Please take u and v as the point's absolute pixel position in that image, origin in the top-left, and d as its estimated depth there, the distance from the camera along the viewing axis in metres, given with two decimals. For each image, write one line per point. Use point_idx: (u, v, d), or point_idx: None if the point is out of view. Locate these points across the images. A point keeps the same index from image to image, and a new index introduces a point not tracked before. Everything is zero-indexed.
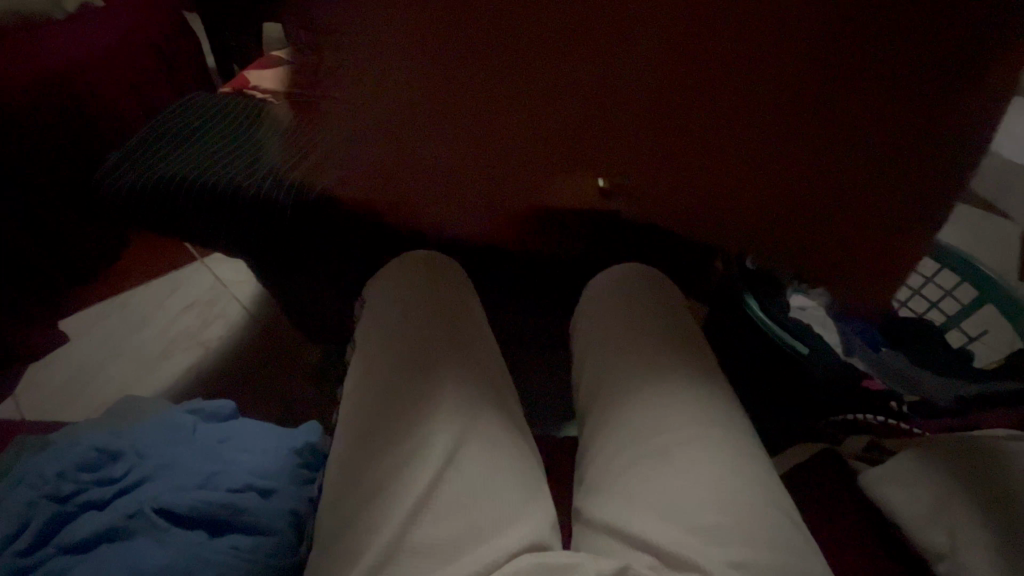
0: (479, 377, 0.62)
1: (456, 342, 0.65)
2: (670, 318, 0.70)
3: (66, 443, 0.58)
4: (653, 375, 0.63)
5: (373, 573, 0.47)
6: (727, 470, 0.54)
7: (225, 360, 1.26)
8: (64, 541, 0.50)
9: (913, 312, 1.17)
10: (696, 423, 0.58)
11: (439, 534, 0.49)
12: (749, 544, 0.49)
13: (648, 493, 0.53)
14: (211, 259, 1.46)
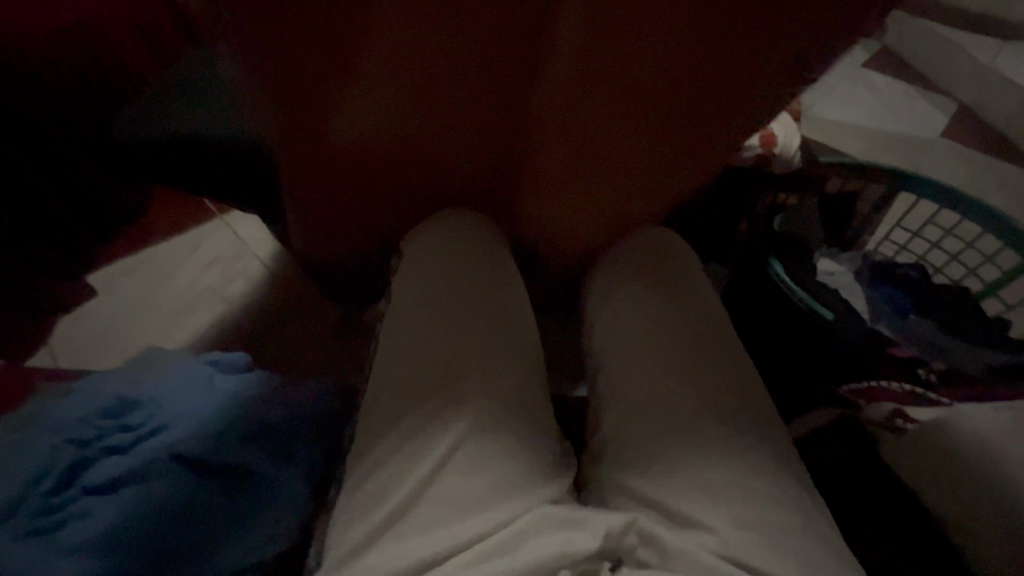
0: (500, 363, 0.59)
1: (476, 322, 0.62)
2: (694, 298, 0.66)
3: (89, 389, 0.60)
4: (678, 362, 0.59)
5: (387, 523, 0.48)
6: (743, 438, 0.53)
7: (248, 315, 1.28)
8: (86, 482, 0.52)
9: (947, 278, 1.12)
10: (716, 410, 0.55)
11: (453, 489, 0.50)
12: (758, 507, 0.49)
13: (660, 455, 0.53)
14: (232, 217, 1.46)
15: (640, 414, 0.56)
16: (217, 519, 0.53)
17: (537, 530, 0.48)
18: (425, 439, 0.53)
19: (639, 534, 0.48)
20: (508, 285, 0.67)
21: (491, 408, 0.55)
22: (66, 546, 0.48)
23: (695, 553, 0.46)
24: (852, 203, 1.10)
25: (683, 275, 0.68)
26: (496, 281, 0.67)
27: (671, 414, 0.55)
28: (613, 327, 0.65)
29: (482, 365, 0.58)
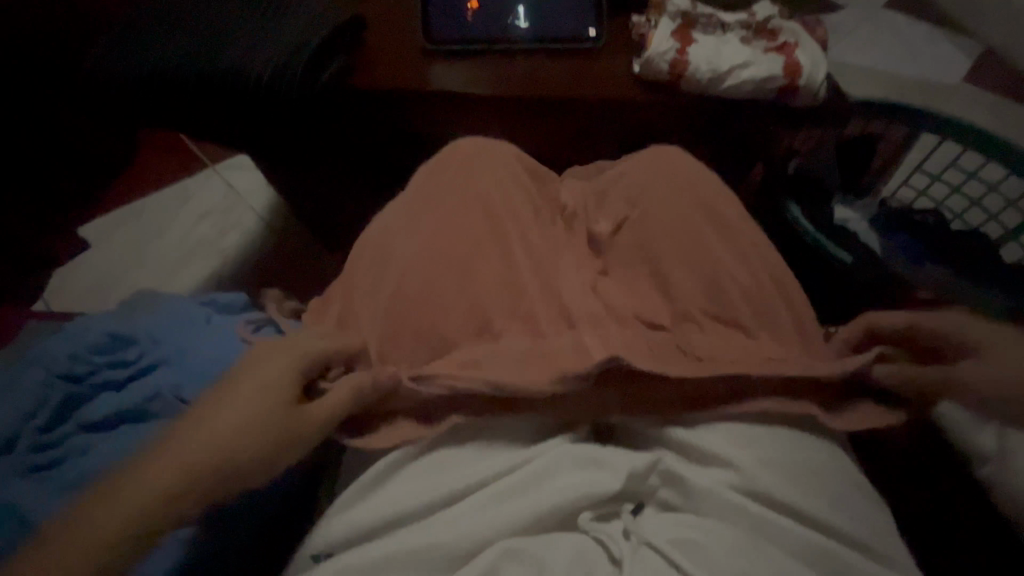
0: (493, 282, 0.51)
1: (463, 244, 0.53)
2: (709, 210, 0.58)
3: (77, 326, 0.54)
4: (695, 276, 0.53)
5: (376, 482, 0.45)
6: (778, 397, 0.47)
7: (244, 266, 1.24)
8: (82, 420, 0.49)
9: (969, 224, 1.06)
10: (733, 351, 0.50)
11: (452, 457, 0.45)
12: (786, 466, 0.44)
13: (692, 413, 0.47)
14: (225, 165, 1.40)
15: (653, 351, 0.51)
16: None
17: (556, 470, 0.43)
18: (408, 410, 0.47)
19: (661, 474, 0.45)
20: (507, 192, 0.58)
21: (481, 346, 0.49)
22: (63, 484, 0.45)
23: (721, 493, 0.43)
24: (874, 146, 1.03)
25: (701, 188, 0.59)
26: (491, 196, 0.57)
27: (690, 348, 0.50)
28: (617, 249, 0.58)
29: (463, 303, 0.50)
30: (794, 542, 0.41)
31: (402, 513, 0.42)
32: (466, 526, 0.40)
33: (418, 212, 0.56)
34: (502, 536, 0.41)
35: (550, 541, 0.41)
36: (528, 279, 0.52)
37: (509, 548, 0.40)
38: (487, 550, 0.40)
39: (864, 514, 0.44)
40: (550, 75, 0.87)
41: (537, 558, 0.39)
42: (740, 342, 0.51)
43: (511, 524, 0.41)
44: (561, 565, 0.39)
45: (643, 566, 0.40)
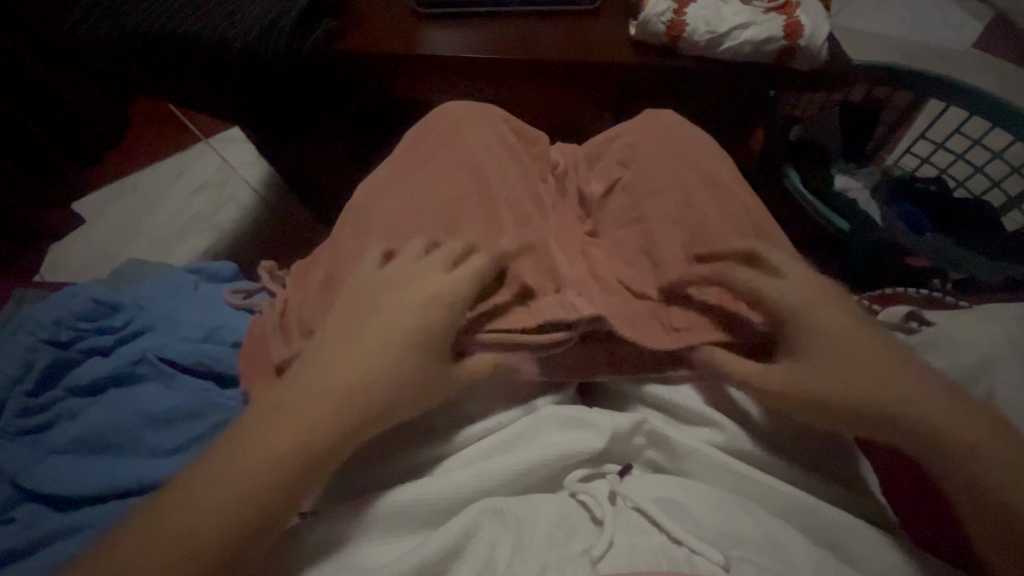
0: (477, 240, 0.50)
1: (451, 200, 0.52)
2: (701, 170, 0.55)
3: (67, 293, 0.54)
4: (681, 230, 0.50)
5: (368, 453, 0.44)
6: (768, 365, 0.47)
7: (240, 240, 1.23)
8: (70, 384, 0.48)
9: (971, 191, 1.04)
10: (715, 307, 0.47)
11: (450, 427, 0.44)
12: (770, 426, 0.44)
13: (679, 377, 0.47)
14: (218, 138, 1.38)
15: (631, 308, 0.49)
16: (201, 428, 0.46)
17: (541, 430, 0.44)
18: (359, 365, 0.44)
19: (646, 435, 0.45)
20: (490, 154, 0.57)
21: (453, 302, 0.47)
22: (51, 447, 0.44)
23: (705, 452, 0.43)
24: (878, 115, 1.01)
25: (694, 152, 0.58)
26: (476, 158, 0.56)
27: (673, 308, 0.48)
28: (606, 213, 0.58)
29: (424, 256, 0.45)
30: (777, 500, 0.42)
31: (393, 472, 0.43)
32: (448, 484, 0.40)
33: (406, 171, 0.55)
34: (487, 495, 0.41)
35: (533, 501, 0.41)
36: (515, 245, 0.51)
37: (494, 506, 0.39)
38: (469, 508, 0.40)
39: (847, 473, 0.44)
40: (543, 39, 0.85)
41: (519, 517, 0.40)
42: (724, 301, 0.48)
43: (495, 485, 0.41)
44: (543, 524, 0.39)
45: (625, 524, 0.41)
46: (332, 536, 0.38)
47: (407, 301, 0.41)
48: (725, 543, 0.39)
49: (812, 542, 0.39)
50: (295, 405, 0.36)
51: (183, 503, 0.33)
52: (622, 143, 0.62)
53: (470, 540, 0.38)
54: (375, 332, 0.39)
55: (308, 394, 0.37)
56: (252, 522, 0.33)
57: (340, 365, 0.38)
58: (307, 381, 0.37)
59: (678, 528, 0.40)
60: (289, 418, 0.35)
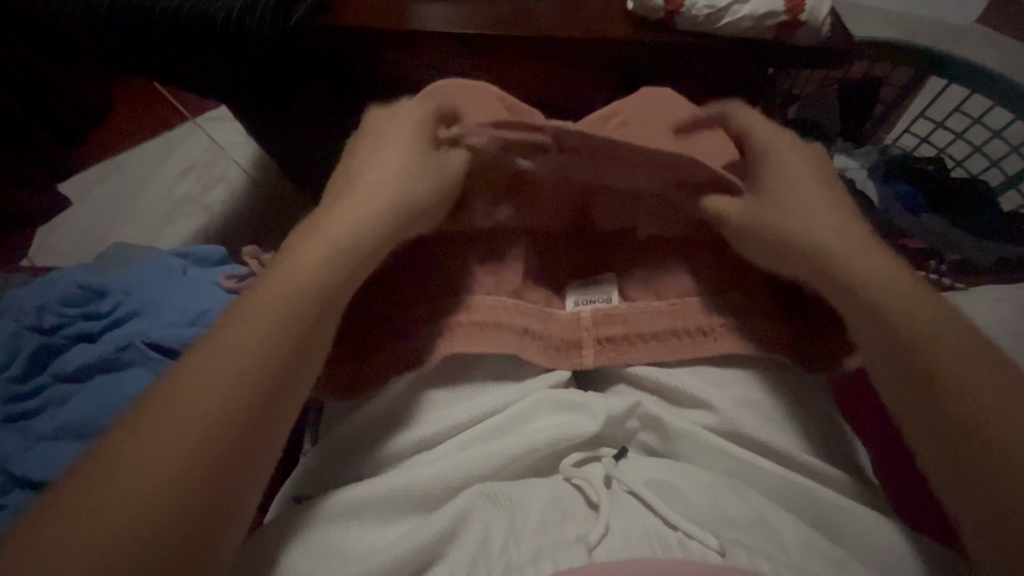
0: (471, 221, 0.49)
1: None
2: (701, 148, 0.55)
3: (52, 278, 0.53)
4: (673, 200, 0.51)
5: (364, 441, 0.44)
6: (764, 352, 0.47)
7: (230, 222, 1.20)
8: (58, 370, 0.47)
9: (968, 171, 1.03)
10: (714, 273, 0.50)
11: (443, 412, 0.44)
12: (763, 410, 0.45)
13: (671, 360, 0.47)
14: (206, 118, 1.35)
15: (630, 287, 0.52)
16: None
17: (535, 414, 0.44)
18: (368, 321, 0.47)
19: (641, 418, 0.45)
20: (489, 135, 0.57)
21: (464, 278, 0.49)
22: (41, 433, 0.44)
23: (699, 435, 0.43)
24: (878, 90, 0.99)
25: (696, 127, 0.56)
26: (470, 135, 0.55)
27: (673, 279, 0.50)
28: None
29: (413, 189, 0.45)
30: (770, 482, 0.42)
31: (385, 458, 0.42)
32: (442, 470, 0.40)
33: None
34: (481, 479, 0.41)
35: (527, 484, 0.42)
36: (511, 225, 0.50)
37: (489, 491, 0.40)
38: (463, 494, 0.40)
39: (836, 456, 0.45)
40: (538, 14, 0.83)
41: (513, 501, 0.40)
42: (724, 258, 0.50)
43: (487, 468, 0.41)
44: (536, 506, 0.40)
45: (619, 508, 0.40)
46: (326, 522, 0.38)
47: (327, 232, 0.40)
48: (719, 526, 0.39)
49: (803, 522, 0.40)
50: (221, 356, 0.33)
51: (108, 480, 0.28)
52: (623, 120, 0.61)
53: (465, 524, 0.38)
54: (292, 267, 0.38)
55: (229, 339, 0.34)
56: (202, 486, 0.29)
57: (258, 306, 0.35)
58: (225, 330, 0.34)
59: (672, 513, 0.39)
60: (214, 367, 0.32)
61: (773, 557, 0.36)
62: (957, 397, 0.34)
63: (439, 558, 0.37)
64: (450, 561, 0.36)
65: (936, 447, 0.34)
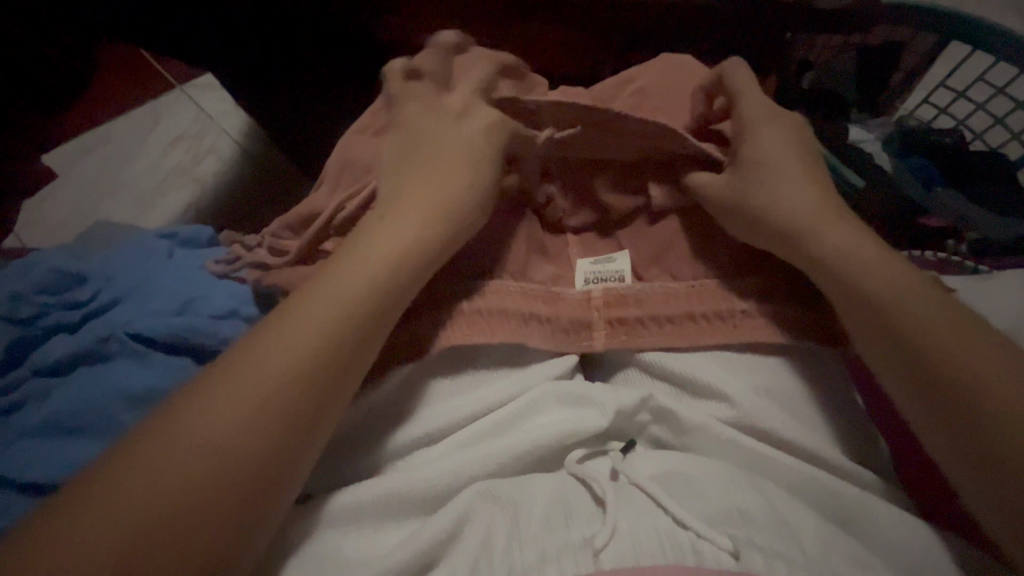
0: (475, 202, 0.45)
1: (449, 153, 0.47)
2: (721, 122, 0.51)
3: (28, 263, 0.50)
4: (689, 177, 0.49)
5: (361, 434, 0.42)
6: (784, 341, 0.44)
7: (222, 195, 1.16)
8: (37, 363, 0.44)
9: (987, 143, 0.99)
10: (730, 250, 0.48)
11: (448, 407, 0.42)
12: (781, 404, 0.43)
13: (688, 351, 0.45)
14: (194, 87, 1.30)
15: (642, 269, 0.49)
16: None
17: (542, 408, 0.42)
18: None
19: (652, 411, 0.44)
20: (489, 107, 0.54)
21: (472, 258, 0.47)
22: (20, 430, 0.41)
23: (713, 428, 0.42)
24: (898, 56, 0.93)
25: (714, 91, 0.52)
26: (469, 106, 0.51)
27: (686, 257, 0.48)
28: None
29: (426, 180, 0.44)
30: (786, 476, 0.40)
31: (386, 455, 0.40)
32: (444, 468, 0.39)
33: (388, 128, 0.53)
34: (484, 476, 0.40)
35: (530, 479, 0.40)
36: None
37: (489, 489, 0.39)
38: (465, 491, 0.39)
39: (860, 450, 0.43)
40: None
41: (515, 498, 0.39)
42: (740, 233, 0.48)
43: (490, 465, 0.40)
44: (539, 504, 0.38)
45: (627, 504, 0.39)
46: (327, 523, 0.37)
47: (369, 257, 0.39)
48: (733, 525, 0.37)
49: (820, 519, 0.38)
50: (257, 379, 0.33)
51: (135, 484, 0.29)
52: (638, 88, 0.57)
53: (467, 522, 0.37)
54: (334, 293, 0.38)
55: (267, 362, 0.34)
56: (221, 513, 0.30)
57: (299, 330, 0.36)
58: (265, 349, 0.35)
59: (683, 511, 0.38)
60: (249, 389, 0.33)
61: (787, 558, 0.35)
62: (964, 370, 0.34)
63: (441, 559, 0.36)
64: (451, 563, 0.35)
65: (948, 435, 0.35)
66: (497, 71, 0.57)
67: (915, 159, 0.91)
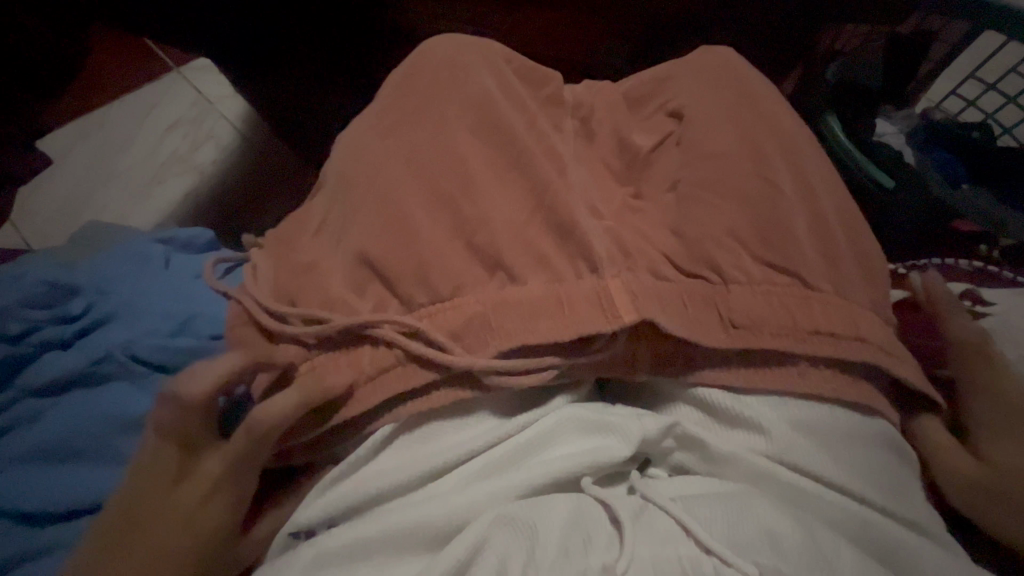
0: (493, 217, 0.42)
1: (464, 164, 0.44)
2: (777, 132, 0.48)
3: (12, 272, 0.47)
4: (825, 230, 0.43)
5: (368, 469, 0.39)
6: (830, 370, 0.40)
7: (221, 186, 1.12)
8: (30, 383, 0.43)
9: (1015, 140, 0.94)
10: (782, 325, 0.40)
11: (461, 437, 0.39)
12: (817, 431, 0.40)
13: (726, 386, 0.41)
14: (190, 69, 1.25)
15: (669, 306, 0.39)
16: None
17: (559, 435, 0.40)
18: (371, 353, 0.39)
19: (677, 438, 0.41)
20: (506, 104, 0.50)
21: (485, 291, 0.40)
22: (9, 457, 0.41)
23: (746, 461, 0.39)
24: (929, 45, 0.87)
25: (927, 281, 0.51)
26: (491, 100, 0.47)
27: (729, 310, 0.40)
28: (655, 169, 0.49)
29: None
30: (819, 509, 0.38)
31: (393, 489, 0.38)
32: (457, 501, 0.37)
33: (396, 127, 0.47)
34: (495, 502, 0.38)
35: (545, 501, 0.38)
36: (548, 215, 0.42)
37: (505, 515, 0.36)
38: (479, 516, 0.37)
39: (901, 482, 0.40)
40: None
41: (531, 523, 0.36)
42: (797, 302, 0.40)
43: (506, 493, 0.38)
44: (555, 532, 0.36)
45: (647, 527, 0.37)
46: (338, 555, 0.36)
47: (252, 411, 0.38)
48: (761, 552, 0.35)
49: (856, 551, 0.36)
50: (145, 531, 0.35)
51: None
52: (669, 87, 0.53)
53: (481, 550, 0.35)
54: (191, 483, 0.36)
55: (167, 516, 0.35)
56: None
57: (200, 488, 0.36)
58: (166, 502, 0.35)
59: (707, 534, 0.36)
60: (158, 537, 0.35)
61: None
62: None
63: None
64: None
65: None
66: (510, 67, 0.53)
67: (940, 154, 0.86)
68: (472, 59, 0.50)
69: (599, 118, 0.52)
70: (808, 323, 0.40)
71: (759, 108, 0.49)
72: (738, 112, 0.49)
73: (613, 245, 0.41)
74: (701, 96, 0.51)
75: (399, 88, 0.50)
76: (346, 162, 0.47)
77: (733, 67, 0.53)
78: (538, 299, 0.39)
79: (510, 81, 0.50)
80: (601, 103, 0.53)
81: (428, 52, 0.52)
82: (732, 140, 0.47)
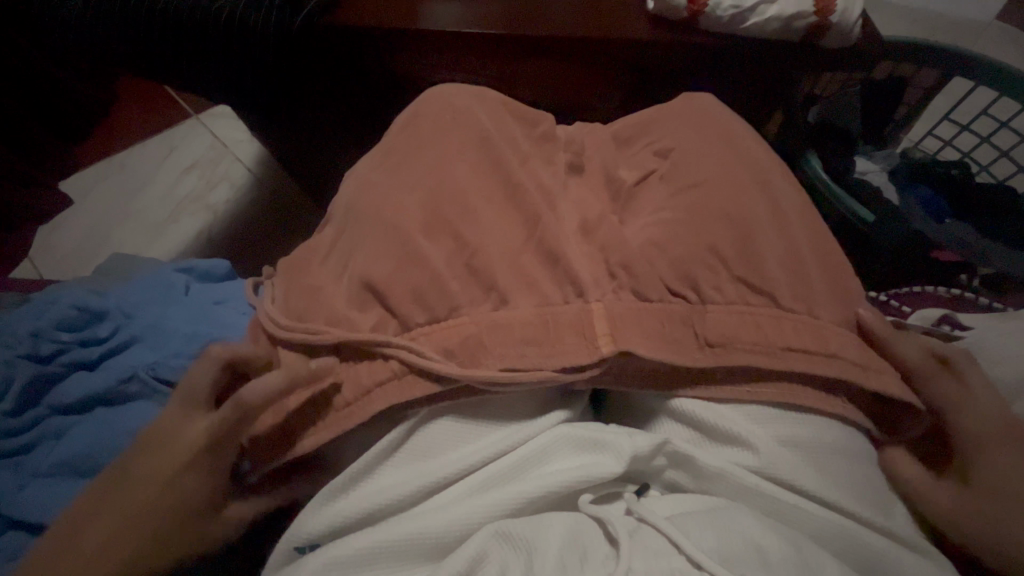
0: (489, 243, 0.45)
1: (466, 195, 0.48)
2: (754, 167, 0.52)
3: (45, 299, 0.51)
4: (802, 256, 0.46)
5: (372, 484, 0.41)
6: (808, 389, 0.43)
7: (233, 223, 1.17)
8: (55, 402, 0.46)
9: (992, 177, 0.98)
10: (754, 343, 0.42)
11: (461, 454, 0.41)
12: (802, 450, 0.41)
13: (713, 406, 0.43)
14: (209, 115, 1.33)
15: (652, 329, 0.42)
16: None
17: (554, 453, 0.41)
18: (368, 364, 0.42)
19: (668, 455, 0.43)
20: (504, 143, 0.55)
21: (480, 311, 0.43)
22: (32, 472, 0.43)
23: (733, 476, 0.41)
24: (904, 90, 0.93)
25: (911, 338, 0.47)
26: (492, 139, 0.52)
27: (706, 330, 0.43)
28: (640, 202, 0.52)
29: None
30: (805, 523, 0.40)
31: (392, 503, 0.40)
32: (456, 516, 0.38)
33: (403, 162, 0.51)
34: (493, 519, 0.39)
35: (540, 519, 0.39)
36: (542, 241, 0.46)
37: (503, 530, 0.38)
38: (477, 531, 0.38)
39: (881, 502, 0.42)
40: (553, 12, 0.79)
41: (528, 541, 0.37)
42: (770, 322, 0.43)
43: (503, 510, 0.39)
44: (552, 547, 0.37)
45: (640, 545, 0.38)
46: (341, 567, 0.37)
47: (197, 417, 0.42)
48: (751, 567, 0.36)
49: (842, 566, 0.37)
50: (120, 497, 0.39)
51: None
52: (654, 128, 0.58)
53: (479, 565, 0.36)
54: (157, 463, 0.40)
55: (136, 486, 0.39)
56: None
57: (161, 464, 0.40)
58: (135, 474, 0.40)
59: (697, 549, 0.37)
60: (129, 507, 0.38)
61: None
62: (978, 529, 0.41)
63: None
64: None
65: None
66: (508, 110, 0.57)
67: (922, 189, 0.89)
68: (476, 103, 0.56)
69: (591, 156, 0.56)
70: (782, 341, 0.42)
71: (737, 146, 0.54)
72: (717, 150, 0.53)
73: (600, 270, 0.45)
74: (688, 136, 0.55)
75: (409, 128, 0.55)
76: (356, 194, 0.51)
77: (716, 110, 0.58)
78: (528, 319, 0.42)
79: (510, 124, 0.55)
80: (592, 143, 0.58)
81: (436, 95, 0.57)
82: (715, 172, 0.50)
